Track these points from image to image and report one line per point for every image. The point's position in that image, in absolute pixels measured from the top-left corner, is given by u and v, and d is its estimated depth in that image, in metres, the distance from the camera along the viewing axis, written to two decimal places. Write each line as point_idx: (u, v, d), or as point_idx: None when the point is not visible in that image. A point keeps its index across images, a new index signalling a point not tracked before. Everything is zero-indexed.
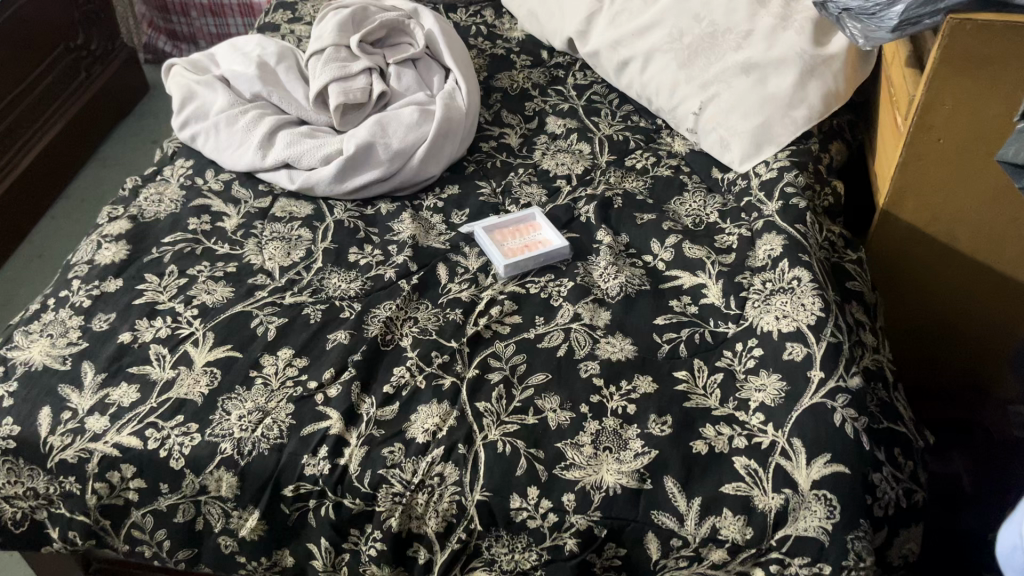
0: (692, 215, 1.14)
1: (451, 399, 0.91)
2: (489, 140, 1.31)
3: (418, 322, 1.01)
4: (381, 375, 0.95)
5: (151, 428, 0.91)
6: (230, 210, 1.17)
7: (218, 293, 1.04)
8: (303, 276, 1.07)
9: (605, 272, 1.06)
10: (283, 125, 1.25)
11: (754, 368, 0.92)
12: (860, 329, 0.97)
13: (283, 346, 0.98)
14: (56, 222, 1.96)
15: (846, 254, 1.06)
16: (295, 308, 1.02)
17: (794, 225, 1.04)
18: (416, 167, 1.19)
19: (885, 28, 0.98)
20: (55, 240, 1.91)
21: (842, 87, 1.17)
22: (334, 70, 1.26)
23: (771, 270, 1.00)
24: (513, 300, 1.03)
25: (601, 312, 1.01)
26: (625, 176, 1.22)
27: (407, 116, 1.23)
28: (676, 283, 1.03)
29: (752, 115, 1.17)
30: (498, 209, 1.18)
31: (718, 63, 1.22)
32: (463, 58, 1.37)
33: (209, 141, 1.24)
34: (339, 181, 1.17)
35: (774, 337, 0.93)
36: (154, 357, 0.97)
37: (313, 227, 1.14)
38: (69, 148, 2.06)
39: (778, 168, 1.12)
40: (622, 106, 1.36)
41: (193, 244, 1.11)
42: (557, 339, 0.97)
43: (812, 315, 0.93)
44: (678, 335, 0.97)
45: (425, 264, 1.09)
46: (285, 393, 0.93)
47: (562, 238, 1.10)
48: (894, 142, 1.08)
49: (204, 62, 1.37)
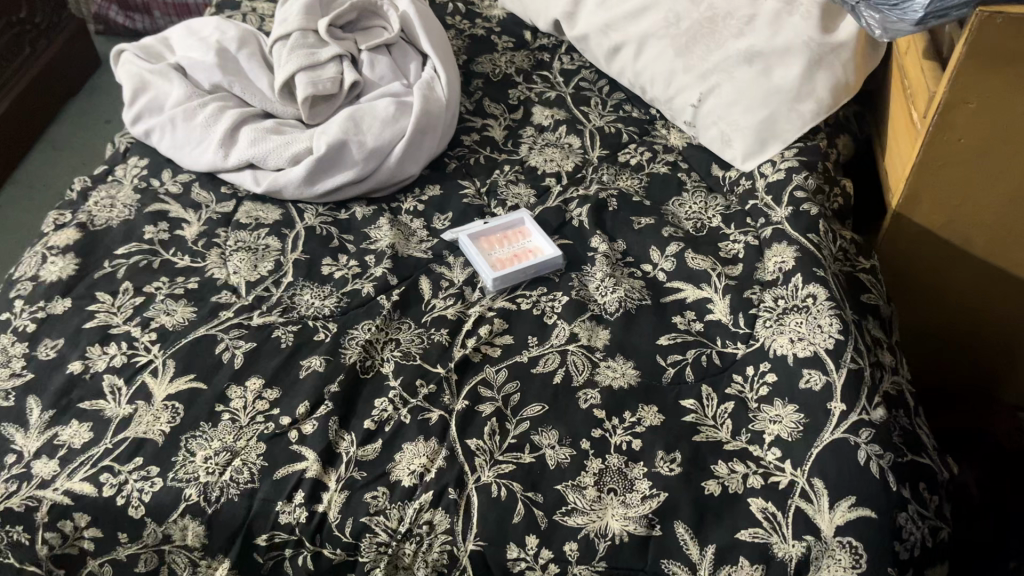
0: (693, 217, 1.06)
1: (439, 434, 0.83)
2: (470, 132, 1.22)
3: (401, 345, 0.92)
4: (361, 410, 0.86)
5: (107, 473, 0.82)
6: (190, 215, 1.07)
7: (179, 314, 0.94)
8: (272, 292, 0.98)
9: (602, 284, 0.98)
10: (246, 119, 1.15)
11: (768, 397, 0.85)
12: (878, 348, 0.90)
13: (252, 375, 0.89)
14: (9, 213, 1.86)
15: (860, 263, 0.98)
16: (265, 330, 0.93)
17: (807, 234, 0.95)
18: (393, 167, 1.10)
19: (908, 21, 0.89)
20: (10, 233, 1.81)
21: (852, 78, 1.08)
22: (301, 58, 1.16)
23: (783, 285, 0.92)
24: (503, 318, 0.95)
25: (599, 331, 0.93)
26: (618, 174, 1.14)
27: (382, 109, 1.12)
28: (678, 297, 0.96)
29: (756, 110, 1.08)
30: (484, 212, 1.09)
31: (719, 51, 1.13)
32: (442, 42, 1.26)
33: (165, 138, 1.14)
34: (308, 183, 1.08)
35: (789, 362, 0.86)
36: (108, 389, 0.87)
37: (282, 235, 1.05)
38: (15, 133, 1.95)
39: (786, 169, 1.04)
40: (613, 93, 1.27)
41: (150, 257, 1.01)
42: (553, 363, 0.90)
43: (830, 337, 0.85)
44: (684, 357, 0.90)
45: (406, 277, 1.00)
46: (255, 430, 0.84)
47: (554, 246, 1.02)
48: (910, 142, 1.01)
49: (157, 47, 1.25)
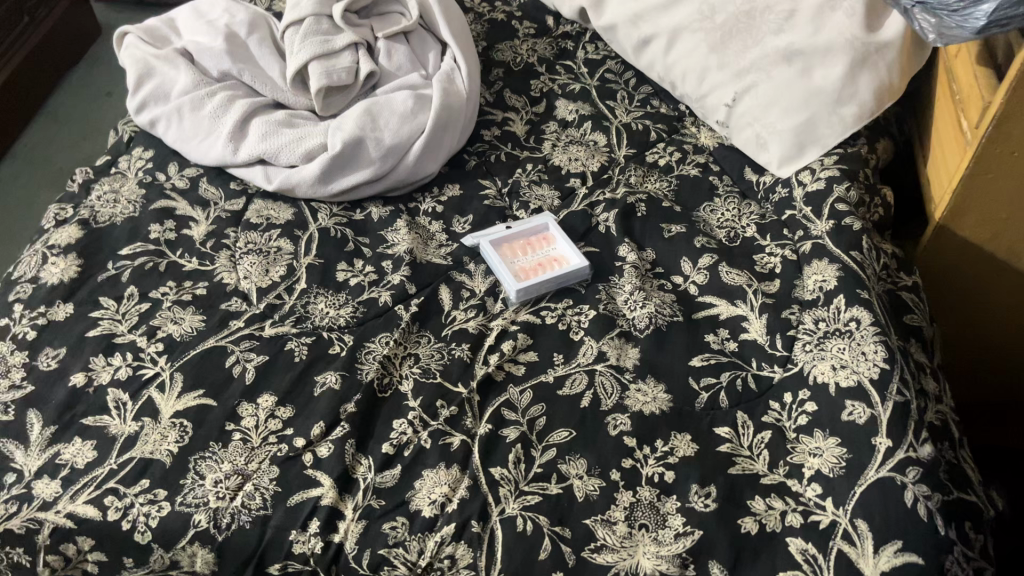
0: (726, 225, 1.01)
1: (462, 462, 0.79)
2: (491, 126, 1.17)
3: (420, 361, 0.87)
4: (379, 431, 0.82)
5: (111, 495, 0.77)
6: (198, 213, 1.02)
7: (187, 323, 0.90)
8: (285, 300, 0.93)
9: (631, 297, 0.93)
10: (257, 110, 1.09)
11: (807, 428, 0.80)
12: (921, 374, 0.86)
13: (264, 392, 0.85)
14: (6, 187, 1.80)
15: (902, 280, 0.94)
16: (278, 342, 0.89)
17: (849, 252, 0.90)
18: (411, 165, 1.04)
19: (969, 28, 0.83)
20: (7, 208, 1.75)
21: (897, 79, 1.02)
22: (315, 45, 1.10)
23: (823, 305, 0.87)
24: (527, 333, 0.90)
25: (628, 349, 0.89)
26: (646, 175, 1.09)
27: (400, 103, 1.07)
28: (711, 312, 0.92)
29: (795, 113, 1.03)
30: (506, 215, 1.04)
31: (756, 48, 1.07)
32: (462, 29, 1.20)
33: (172, 128, 1.08)
34: (322, 181, 1.02)
35: (830, 392, 0.81)
36: (113, 404, 0.83)
37: (294, 236, 1.00)
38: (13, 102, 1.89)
39: (826, 178, 0.98)
40: (640, 86, 1.21)
41: (156, 258, 0.96)
42: (581, 384, 0.85)
43: (875, 367, 0.80)
44: (718, 381, 0.85)
45: (426, 286, 0.95)
46: (267, 452, 0.80)
47: (580, 255, 0.97)
48: (959, 153, 0.96)
49: (162, 29, 1.18)
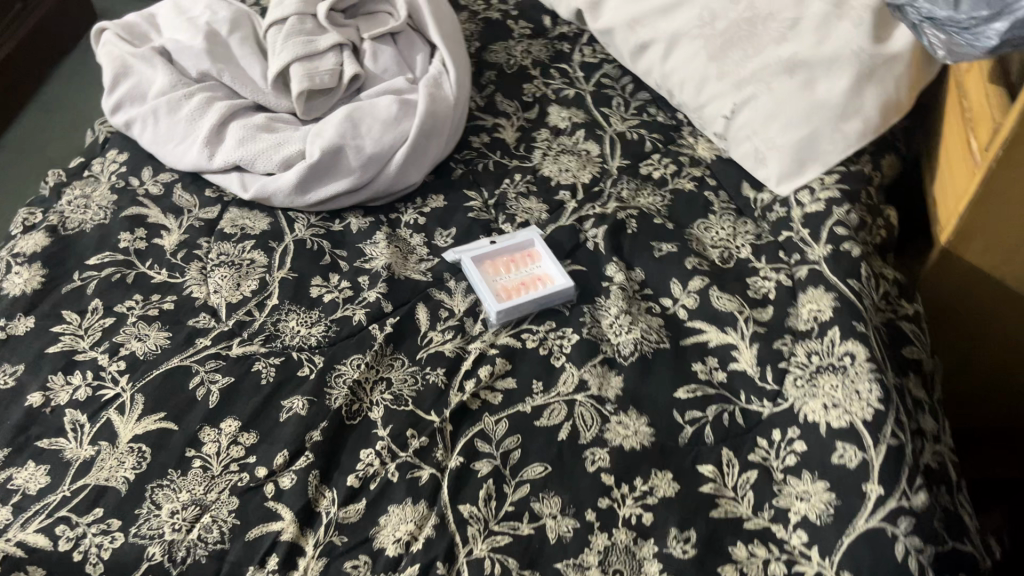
0: (719, 245, 0.96)
1: (429, 498, 0.75)
2: (480, 133, 1.13)
3: (392, 386, 0.83)
4: (345, 462, 0.78)
5: (63, 525, 0.74)
6: (170, 222, 0.98)
7: (151, 340, 0.86)
8: (255, 317, 0.89)
9: (616, 322, 0.89)
10: (236, 113, 1.05)
11: (795, 469, 0.76)
12: (919, 412, 0.81)
13: (227, 416, 0.81)
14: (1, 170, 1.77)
15: (902, 309, 0.89)
16: (245, 362, 0.85)
17: (847, 280, 0.85)
18: (393, 175, 1.00)
19: (980, 48, 0.78)
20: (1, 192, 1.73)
21: (905, 95, 0.97)
22: (298, 46, 1.06)
23: (817, 337, 0.83)
24: (506, 357, 0.86)
25: (611, 378, 0.85)
26: (639, 189, 1.04)
27: (383, 109, 1.03)
28: (700, 339, 0.87)
29: (796, 127, 0.98)
30: (491, 228, 1.00)
31: (758, 58, 1.02)
32: (453, 30, 1.15)
33: (147, 131, 1.04)
34: (300, 191, 0.98)
35: (821, 432, 0.76)
36: (70, 426, 0.80)
37: (268, 248, 0.96)
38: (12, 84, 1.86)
39: (826, 199, 0.93)
40: (638, 93, 1.17)
41: (123, 269, 0.93)
42: (559, 415, 0.81)
43: (868, 408, 0.75)
44: (703, 415, 0.81)
45: (403, 304, 0.91)
46: (227, 482, 0.77)
47: (565, 274, 0.93)
48: (967, 175, 0.90)
49: (141, 25, 1.14)
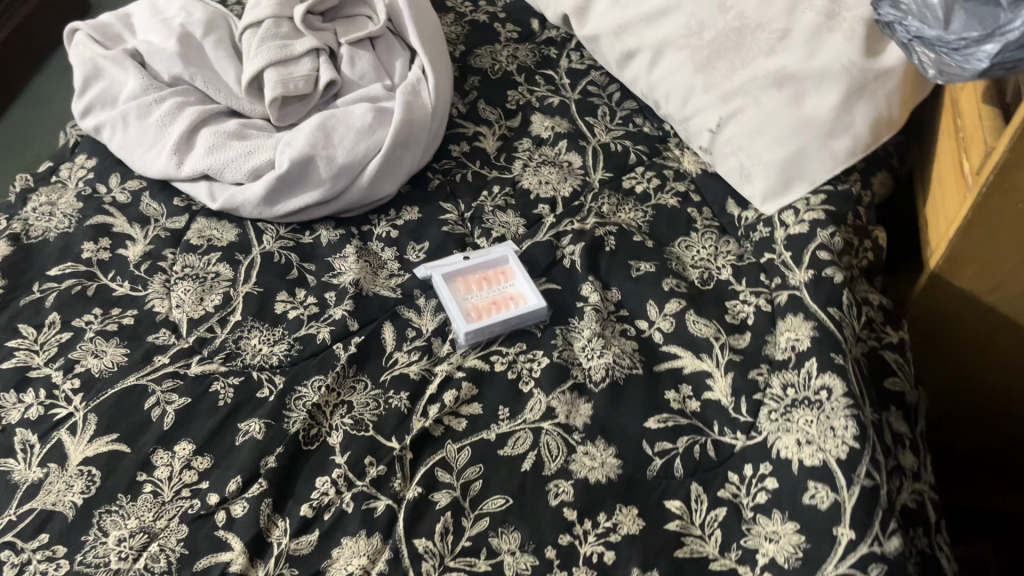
0: (700, 266, 0.93)
1: (384, 530, 0.72)
2: (461, 141, 1.10)
3: (352, 410, 0.81)
4: (300, 490, 0.76)
5: (7, 550, 0.71)
6: (136, 232, 0.96)
7: (108, 357, 0.84)
8: (216, 333, 0.87)
9: (589, 345, 0.86)
10: (207, 119, 1.02)
11: (766, 508, 0.73)
12: (899, 448, 0.78)
13: (181, 439, 0.79)
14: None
15: (886, 337, 0.86)
16: (203, 382, 0.82)
17: (827, 308, 0.81)
18: (366, 187, 0.97)
19: (969, 70, 0.74)
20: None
21: (897, 112, 0.94)
22: (273, 50, 1.03)
23: (794, 368, 0.79)
24: (472, 381, 0.83)
25: (580, 405, 0.82)
26: (621, 204, 1.01)
27: (358, 118, 1.00)
28: (674, 365, 0.84)
29: (782, 144, 0.94)
30: (465, 243, 0.97)
31: (745, 70, 0.99)
32: (434, 35, 1.12)
33: (116, 136, 1.02)
34: (268, 201, 0.96)
35: (793, 469, 0.73)
36: (19, 446, 0.78)
37: (235, 261, 0.93)
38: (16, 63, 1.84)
39: (811, 220, 0.90)
40: (624, 102, 1.13)
41: (84, 281, 0.90)
42: (524, 444, 0.78)
43: (843, 446, 0.72)
44: (674, 447, 0.78)
45: (369, 322, 0.89)
46: (177, 509, 0.74)
47: (538, 294, 0.90)
48: (958, 197, 0.87)
49: (115, 26, 1.11)
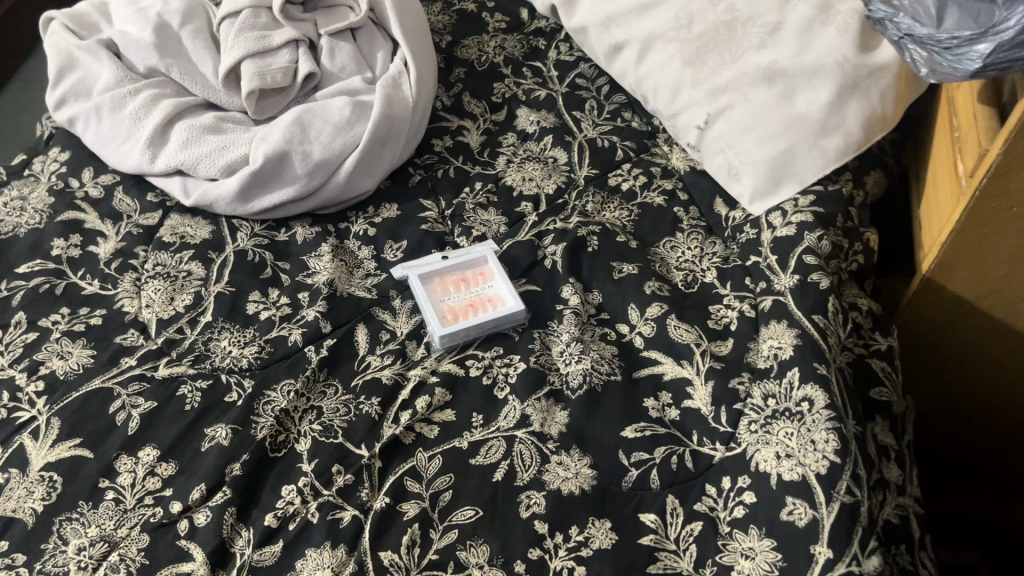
0: (684, 268, 0.91)
1: (349, 542, 0.70)
2: (444, 136, 1.07)
3: (322, 415, 0.79)
4: (265, 499, 0.74)
5: None
6: (107, 228, 0.94)
7: (74, 358, 0.82)
8: (186, 335, 0.85)
9: (567, 350, 0.84)
10: (183, 112, 1.00)
11: (742, 522, 0.70)
12: (884, 460, 0.75)
13: (146, 444, 0.77)
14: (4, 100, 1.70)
15: (874, 344, 0.83)
16: (170, 386, 0.80)
17: (811, 315, 0.79)
18: (343, 183, 0.95)
19: (962, 70, 0.71)
20: (5, 124, 1.65)
21: (890, 110, 0.91)
22: (251, 41, 1.00)
23: (775, 378, 0.77)
24: (446, 387, 0.81)
25: (556, 412, 0.79)
26: (605, 203, 0.98)
27: (336, 112, 0.97)
28: (654, 371, 0.82)
29: (771, 142, 0.92)
30: (444, 242, 0.95)
31: (735, 65, 0.95)
32: (417, 25, 1.09)
33: (90, 129, 1.00)
34: (243, 198, 0.94)
35: (772, 483, 0.71)
36: None
37: (207, 260, 0.91)
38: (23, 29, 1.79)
39: (798, 223, 0.87)
40: (613, 95, 1.10)
41: (53, 279, 0.88)
42: (497, 453, 0.76)
43: (823, 460, 0.70)
44: (651, 457, 0.76)
45: (343, 323, 0.87)
46: (139, 516, 0.72)
47: (516, 296, 0.88)
48: (951, 200, 0.84)
49: (92, 15, 1.09)
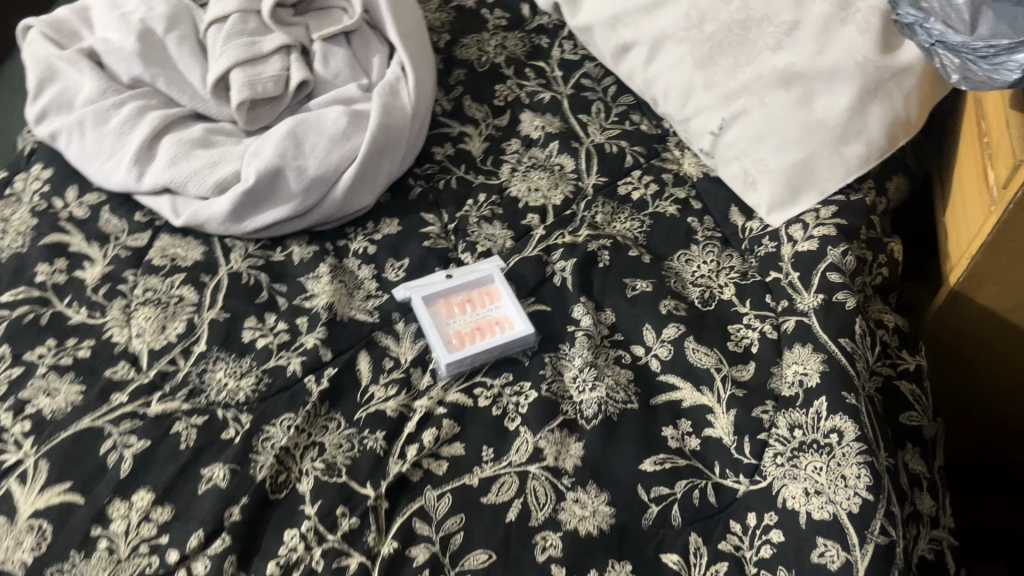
0: (701, 284, 0.86)
1: None
2: (444, 143, 1.02)
3: (324, 452, 0.75)
4: (266, 544, 0.70)
5: None
6: (94, 251, 0.89)
7: (61, 396, 0.78)
8: (179, 367, 0.80)
9: (580, 376, 0.80)
10: (171, 124, 0.95)
11: (770, 563, 0.66)
12: (915, 490, 0.72)
13: (140, 487, 0.72)
14: None
15: (902, 365, 0.79)
16: (163, 423, 0.76)
17: (838, 338, 0.76)
18: (340, 199, 0.90)
19: (998, 81, 0.67)
20: None
21: (914, 113, 0.87)
22: (240, 48, 0.95)
23: (802, 407, 0.74)
24: (454, 418, 0.77)
25: (570, 444, 0.75)
26: (616, 213, 0.94)
27: (331, 123, 0.92)
28: (672, 397, 0.78)
29: (790, 150, 0.87)
30: (448, 259, 0.90)
31: (750, 67, 0.91)
32: (414, 26, 1.04)
33: (72, 144, 0.94)
34: (236, 217, 0.89)
35: (800, 522, 0.67)
36: None
37: (200, 284, 0.87)
38: None
39: (820, 237, 0.83)
40: (620, 97, 1.06)
41: (38, 308, 0.84)
42: (510, 490, 0.72)
43: (854, 499, 0.67)
44: (671, 491, 0.72)
45: (345, 350, 0.82)
46: (135, 566, 0.68)
47: (526, 318, 0.83)
48: (982, 211, 0.79)
49: (72, 21, 1.04)
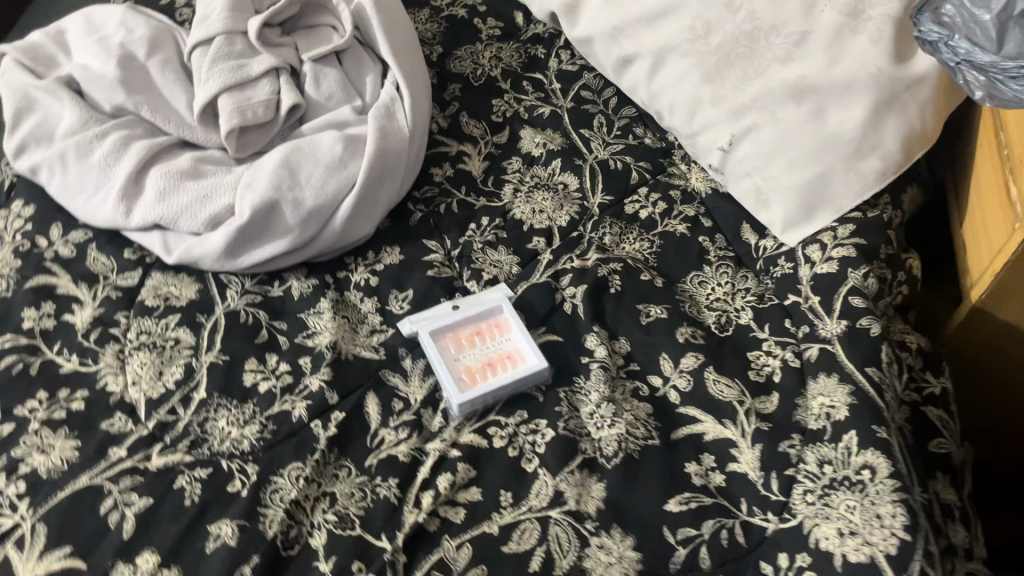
0: (716, 309, 0.84)
1: None
2: (443, 163, 0.99)
3: (336, 503, 0.72)
4: None
5: None
6: (83, 292, 0.86)
7: (55, 453, 0.74)
8: (179, 417, 0.77)
9: (598, 412, 0.77)
10: (157, 155, 0.91)
11: None
12: (949, 522, 0.70)
13: (144, 548, 0.69)
14: None
15: (927, 389, 0.77)
16: (166, 478, 0.73)
17: (865, 367, 0.74)
18: (339, 230, 0.87)
19: None
20: None
21: (931, 124, 0.84)
22: (227, 74, 0.91)
23: (830, 443, 0.71)
24: (469, 461, 0.74)
25: (592, 485, 0.73)
26: (624, 234, 0.91)
27: (326, 150, 0.89)
28: (694, 431, 0.75)
29: (803, 167, 0.84)
30: (453, 288, 0.87)
31: (759, 80, 0.87)
32: (405, 41, 1.00)
33: (54, 179, 0.90)
34: (230, 253, 0.85)
35: (836, 565, 0.64)
36: None
37: (196, 325, 0.83)
38: None
39: (840, 258, 0.81)
40: (622, 109, 1.03)
41: (27, 357, 0.80)
42: (531, 537, 0.69)
43: (892, 539, 0.64)
44: (698, 533, 0.69)
45: (351, 392, 0.79)
46: None
47: (538, 351, 0.80)
48: (1005, 228, 0.77)
49: (48, 47, 0.99)
